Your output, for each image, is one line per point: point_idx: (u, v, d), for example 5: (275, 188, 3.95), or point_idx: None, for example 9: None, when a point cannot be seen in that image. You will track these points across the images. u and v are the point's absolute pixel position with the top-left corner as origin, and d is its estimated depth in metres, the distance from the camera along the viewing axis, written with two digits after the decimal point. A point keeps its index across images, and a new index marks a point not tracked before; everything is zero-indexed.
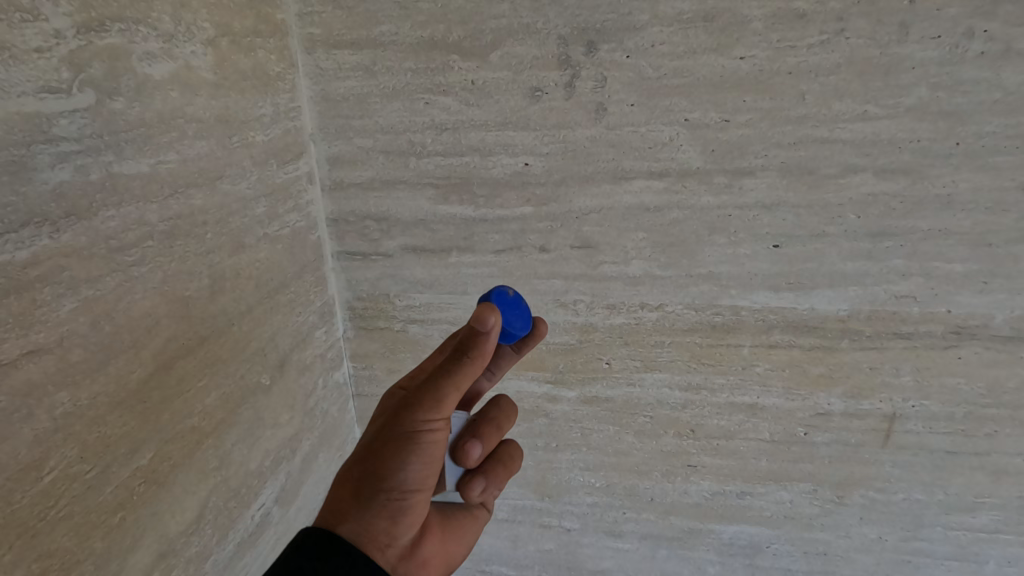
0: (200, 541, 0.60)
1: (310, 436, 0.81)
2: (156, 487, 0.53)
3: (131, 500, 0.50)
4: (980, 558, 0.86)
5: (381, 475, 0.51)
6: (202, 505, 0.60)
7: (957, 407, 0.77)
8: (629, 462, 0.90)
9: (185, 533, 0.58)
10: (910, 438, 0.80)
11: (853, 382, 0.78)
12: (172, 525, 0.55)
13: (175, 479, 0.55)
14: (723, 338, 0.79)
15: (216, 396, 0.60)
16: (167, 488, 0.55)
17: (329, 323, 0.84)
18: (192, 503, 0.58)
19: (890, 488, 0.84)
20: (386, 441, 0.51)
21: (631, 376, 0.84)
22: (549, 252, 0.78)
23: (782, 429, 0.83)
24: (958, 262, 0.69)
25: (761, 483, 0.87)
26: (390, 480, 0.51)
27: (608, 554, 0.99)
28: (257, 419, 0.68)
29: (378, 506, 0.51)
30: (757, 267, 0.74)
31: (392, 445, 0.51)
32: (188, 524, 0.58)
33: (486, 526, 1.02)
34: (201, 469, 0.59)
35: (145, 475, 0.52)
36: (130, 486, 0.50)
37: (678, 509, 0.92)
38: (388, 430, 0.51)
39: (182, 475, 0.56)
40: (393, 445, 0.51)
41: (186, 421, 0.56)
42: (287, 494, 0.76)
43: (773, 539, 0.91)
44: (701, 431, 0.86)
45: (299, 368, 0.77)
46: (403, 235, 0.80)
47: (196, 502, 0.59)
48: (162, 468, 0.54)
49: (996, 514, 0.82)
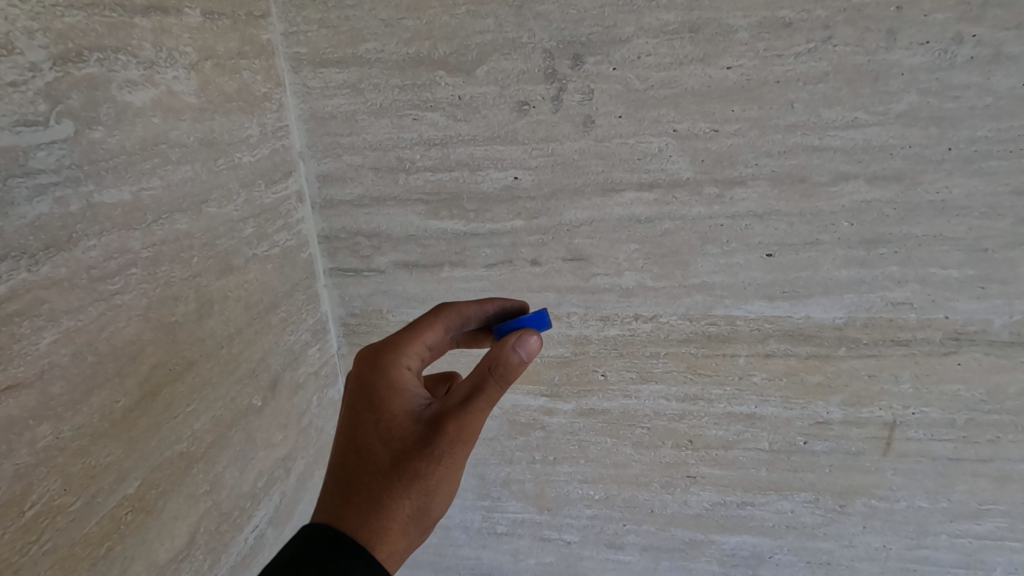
0: (192, 566, 0.60)
1: (305, 454, 0.81)
2: (145, 515, 0.53)
3: (117, 530, 0.50)
4: (987, 565, 0.85)
5: (422, 505, 0.52)
6: (193, 530, 0.60)
7: (959, 413, 0.75)
8: (628, 473, 0.89)
9: (175, 559, 0.57)
10: (911, 445, 0.79)
11: (851, 390, 0.77)
12: (161, 552, 0.55)
13: (164, 506, 0.55)
14: (719, 348, 0.78)
15: (207, 419, 0.60)
16: (157, 516, 0.54)
17: (323, 341, 0.84)
18: (183, 529, 0.58)
19: (892, 496, 0.83)
20: (429, 477, 0.52)
21: (626, 388, 0.83)
22: (540, 265, 0.77)
23: (782, 439, 0.82)
24: (954, 268, 0.69)
25: (761, 492, 0.86)
26: (431, 510, 0.53)
27: (609, 566, 0.98)
28: (249, 441, 0.68)
29: (414, 530, 0.52)
30: (749, 276, 0.73)
31: (436, 481, 0.52)
32: (178, 551, 0.58)
33: (485, 540, 1.01)
34: (191, 494, 0.59)
35: (132, 504, 0.52)
36: (117, 516, 0.50)
37: (679, 520, 0.91)
38: (431, 467, 0.52)
39: (171, 501, 0.56)
40: (436, 481, 0.52)
41: (175, 446, 0.56)
42: (280, 514, 0.76)
43: (776, 549, 0.90)
44: (700, 441, 0.85)
45: (292, 387, 0.76)
46: (394, 251, 0.80)
47: (187, 528, 0.59)
48: (150, 495, 0.54)
49: (1001, 521, 0.81)
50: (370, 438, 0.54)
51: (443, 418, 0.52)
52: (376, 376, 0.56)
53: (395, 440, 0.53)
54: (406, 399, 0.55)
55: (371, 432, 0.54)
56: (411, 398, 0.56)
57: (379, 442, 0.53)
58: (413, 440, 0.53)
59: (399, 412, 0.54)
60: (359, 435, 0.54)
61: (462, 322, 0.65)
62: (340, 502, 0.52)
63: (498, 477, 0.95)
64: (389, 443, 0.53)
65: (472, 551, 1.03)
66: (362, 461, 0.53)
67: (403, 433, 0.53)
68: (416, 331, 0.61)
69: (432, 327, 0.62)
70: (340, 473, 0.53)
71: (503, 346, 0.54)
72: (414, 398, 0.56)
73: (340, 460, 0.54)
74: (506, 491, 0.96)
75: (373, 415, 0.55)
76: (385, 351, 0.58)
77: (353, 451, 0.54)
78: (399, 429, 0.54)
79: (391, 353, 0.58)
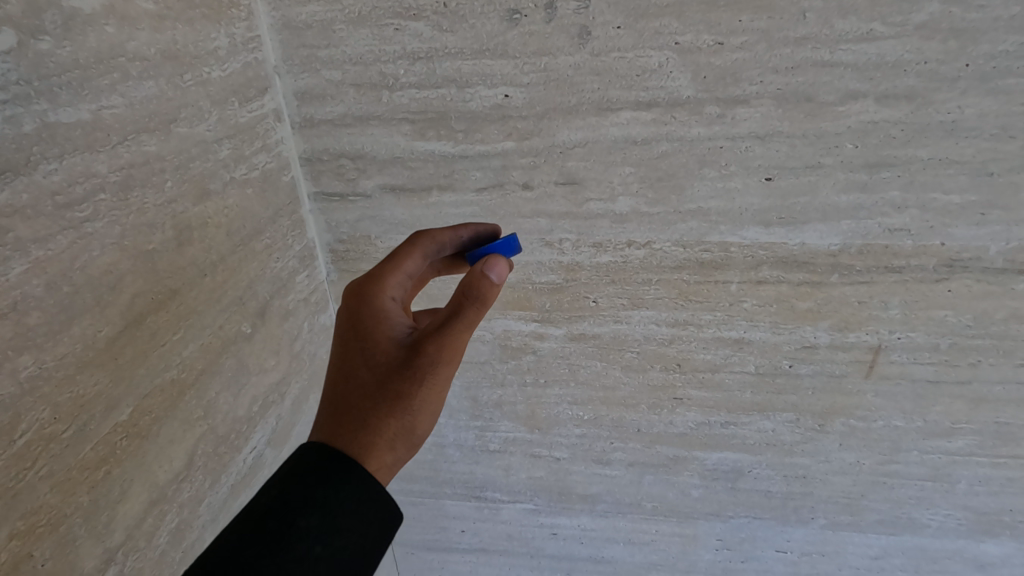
0: (192, 486, 0.59)
1: (299, 379, 0.80)
2: (140, 440, 0.53)
3: (113, 455, 0.51)
4: (952, 478, 0.91)
5: (409, 426, 0.53)
6: (191, 453, 0.58)
7: (943, 338, 0.78)
8: (617, 396, 0.92)
9: (175, 480, 0.57)
10: (894, 368, 0.82)
11: (840, 316, 0.79)
12: (160, 474, 0.55)
13: (160, 430, 0.54)
14: (712, 275, 0.78)
15: (196, 346, 0.58)
16: (151, 442, 0.54)
17: (311, 267, 0.83)
18: (180, 452, 0.57)
19: (870, 416, 0.87)
20: (412, 398, 0.52)
21: (617, 313, 0.83)
22: (532, 189, 0.75)
23: (768, 362, 0.84)
24: (956, 194, 0.67)
25: (745, 413, 0.90)
26: (417, 430, 0.53)
27: (596, 480, 1.03)
28: (241, 367, 0.66)
29: (400, 450, 0.53)
30: (746, 201, 0.72)
31: (421, 401, 0.52)
32: (177, 473, 0.57)
33: (479, 457, 1.04)
34: (187, 418, 0.57)
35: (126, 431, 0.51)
36: (112, 441, 0.50)
37: (664, 438, 0.95)
38: (414, 389, 0.52)
39: (166, 425, 0.54)
40: (420, 399, 0.52)
41: (165, 373, 0.54)
42: (279, 436, 0.75)
43: (755, 463, 0.95)
44: (688, 365, 0.86)
45: (282, 314, 0.75)
46: (380, 174, 0.77)
47: (184, 451, 0.57)
48: (144, 422, 0.53)
49: (971, 439, 0.86)
50: (356, 364, 0.54)
51: (424, 340, 0.52)
52: (362, 306, 0.57)
53: (380, 364, 0.53)
54: (391, 326, 0.55)
55: (358, 357, 0.54)
56: (395, 324, 0.55)
57: (364, 364, 0.54)
58: (396, 363, 0.53)
59: (384, 338, 0.55)
60: (346, 361, 0.55)
61: (438, 249, 0.63)
62: (330, 425, 0.53)
63: (491, 399, 0.96)
64: (373, 367, 0.53)
65: (467, 467, 1.05)
66: (349, 385, 0.53)
67: (386, 357, 0.54)
68: (399, 262, 0.60)
69: (412, 257, 0.61)
70: (329, 400, 0.54)
71: (474, 271, 0.53)
72: (398, 325, 0.56)
73: (329, 388, 0.55)
74: (498, 412, 0.97)
75: (359, 342, 0.55)
76: (368, 282, 0.58)
77: (341, 377, 0.54)
78: (384, 353, 0.54)
79: (375, 282, 0.58)
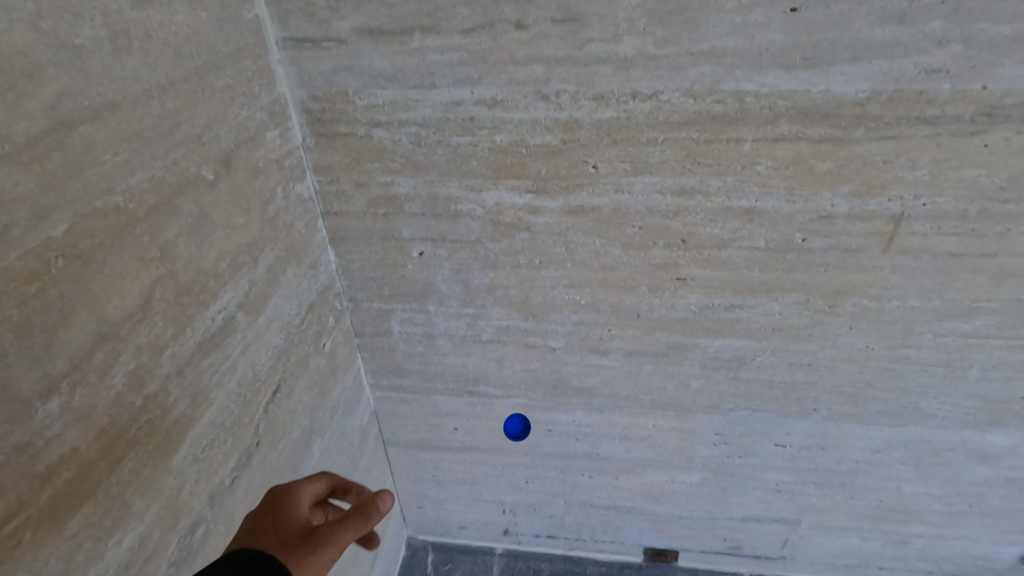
0: (153, 331, 0.53)
1: (274, 247, 0.74)
2: (81, 266, 0.45)
3: (49, 274, 0.43)
4: (965, 363, 0.87)
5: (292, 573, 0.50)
6: (147, 295, 0.52)
7: (972, 204, 0.72)
8: (616, 277, 0.86)
9: (131, 321, 0.51)
10: (915, 241, 0.76)
11: (862, 180, 0.72)
12: (111, 311, 0.48)
13: (105, 260, 0.48)
14: (724, 132, 0.71)
15: (144, 176, 0.51)
16: (97, 269, 0.47)
17: (283, 128, 0.75)
18: (135, 291, 0.51)
19: (884, 295, 0.82)
20: (299, 561, 0.50)
21: (619, 181, 0.77)
22: (526, 29, 0.67)
23: (779, 236, 0.78)
24: (1005, 23, 0.60)
25: (751, 294, 0.85)
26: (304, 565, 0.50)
27: (593, 371, 0.99)
28: (204, 216, 0.60)
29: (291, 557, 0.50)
30: (768, 39, 0.64)
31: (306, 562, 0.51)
32: (132, 313, 0.51)
33: (471, 348, 0.99)
34: (139, 256, 0.51)
35: (62, 249, 0.43)
36: (45, 257, 0.42)
37: (665, 324, 0.91)
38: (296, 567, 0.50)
39: (112, 257, 0.48)
40: (311, 561, 0.51)
41: (108, 196, 0.47)
42: (251, 303, 0.69)
43: (758, 351, 0.91)
44: (693, 240, 0.81)
45: (249, 171, 0.67)
46: (356, 13, 0.68)
47: (139, 291, 0.51)
48: (85, 245, 0.45)
49: (990, 319, 0.82)
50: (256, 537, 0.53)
51: (316, 533, 0.53)
52: (263, 509, 0.57)
53: (274, 540, 0.53)
54: (288, 526, 0.55)
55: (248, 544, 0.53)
56: (297, 520, 0.56)
57: (271, 530, 0.54)
58: (281, 550, 0.51)
59: (279, 532, 0.54)
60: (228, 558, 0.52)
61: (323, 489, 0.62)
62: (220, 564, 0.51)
63: (483, 283, 0.91)
64: (273, 543, 0.53)
65: (459, 359, 1.01)
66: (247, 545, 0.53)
67: (275, 545, 0.52)
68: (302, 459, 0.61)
69: (310, 483, 0.60)
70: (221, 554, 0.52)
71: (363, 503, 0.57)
72: (297, 524, 0.56)
73: None
74: (491, 298, 0.92)
75: (253, 531, 0.54)
76: (269, 496, 0.58)
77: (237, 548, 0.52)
78: (271, 543, 0.53)
79: (273, 494, 0.59)
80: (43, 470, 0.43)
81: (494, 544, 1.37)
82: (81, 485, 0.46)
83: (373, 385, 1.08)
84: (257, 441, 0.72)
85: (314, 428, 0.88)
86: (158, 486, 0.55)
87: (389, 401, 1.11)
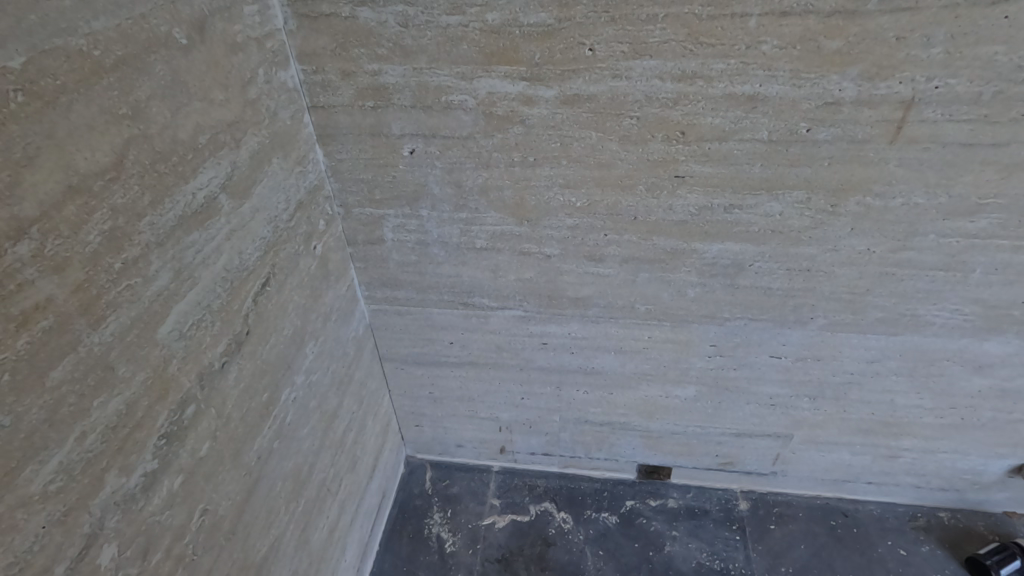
0: (127, 194, 0.51)
1: (258, 133, 0.71)
2: (43, 107, 0.43)
3: (7, 107, 0.41)
4: (968, 266, 0.86)
5: None
6: (120, 153, 0.50)
7: (987, 86, 0.69)
8: (612, 176, 0.84)
9: (103, 177, 0.49)
10: (924, 129, 0.74)
11: (872, 60, 0.69)
12: (80, 162, 0.46)
13: (69, 106, 0.45)
14: (728, 6, 0.68)
15: (108, 22, 0.48)
16: (61, 115, 0.45)
17: (264, 7, 0.72)
18: (105, 146, 0.49)
19: (889, 193, 0.80)
20: None
21: (616, 67, 0.74)
22: None
23: (783, 126, 0.76)
24: None
25: (751, 193, 0.82)
26: None
27: (588, 281, 0.98)
28: (178, 81, 0.57)
29: None
30: None
31: None
32: (103, 169, 0.49)
33: (465, 257, 0.98)
34: (108, 110, 0.49)
35: (19, 84, 0.41)
36: (2, 88, 0.40)
37: (662, 228, 0.88)
38: None
39: (77, 104, 0.46)
40: None
41: (67, 36, 0.45)
42: (236, 186, 0.67)
43: (757, 257, 0.89)
44: (693, 133, 0.78)
45: (228, 44, 0.64)
46: None
47: (111, 147, 0.49)
48: (46, 85, 0.43)
49: (996, 217, 0.80)
50: None
51: None
52: None
53: None
54: None
55: None
56: None
57: None
58: None
59: None
60: None
61: None
62: None
63: (476, 185, 0.88)
64: None
65: (453, 269, 1.00)
66: None
67: None
68: None
69: None
70: None
71: None
72: None
73: None
74: (484, 201, 0.90)
75: None
76: None
77: None
78: None
79: None
80: (19, 313, 0.43)
81: (490, 463, 1.39)
82: (60, 337, 0.46)
83: (367, 298, 1.07)
84: (247, 330, 0.71)
85: (307, 330, 0.87)
86: (144, 355, 0.55)
87: (383, 315, 1.10)
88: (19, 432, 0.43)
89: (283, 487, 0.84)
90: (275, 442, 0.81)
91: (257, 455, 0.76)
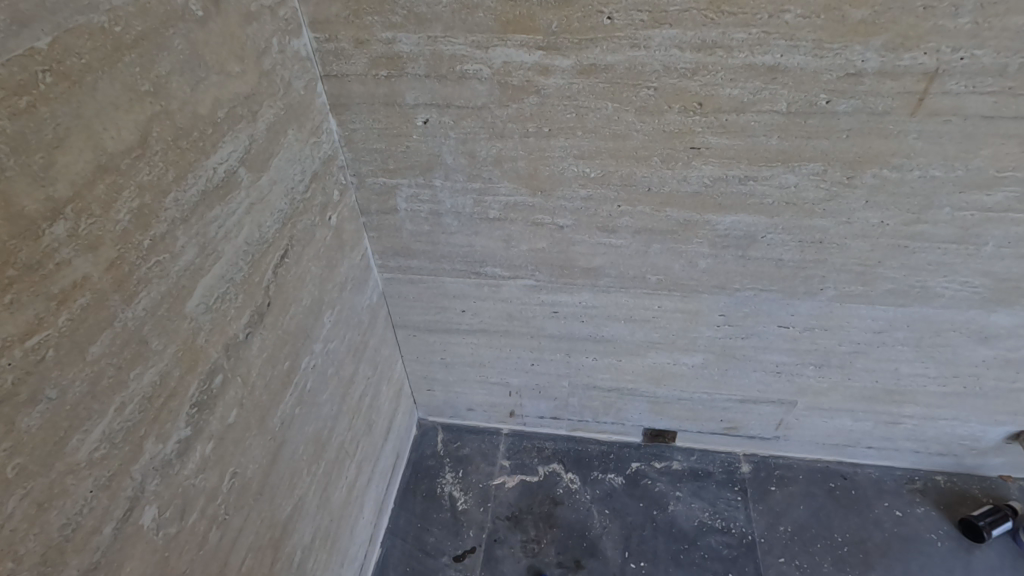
0: (152, 171, 0.52)
1: (273, 105, 0.71)
2: (70, 87, 0.44)
3: (37, 88, 0.41)
4: (980, 240, 0.86)
5: None
6: (144, 131, 0.51)
7: (1013, 58, 0.68)
8: (627, 147, 0.83)
9: (130, 155, 0.49)
10: (947, 102, 0.73)
11: (898, 30, 0.68)
12: (108, 140, 0.47)
13: (95, 85, 0.46)
14: None
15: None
16: (87, 94, 0.45)
17: None
18: (130, 124, 0.49)
19: (906, 165, 0.79)
20: None
21: (635, 36, 0.73)
22: None
23: (802, 98, 0.75)
24: None
25: (767, 165, 0.82)
26: None
27: (601, 252, 0.98)
28: (197, 56, 0.56)
29: None
30: None
31: None
32: (130, 148, 0.49)
33: (478, 227, 0.98)
34: (131, 87, 0.49)
35: (47, 65, 0.42)
36: (31, 70, 0.41)
37: (676, 200, 0.88)
38: None
39: (102, 83, 0.46)
40: None
41: (89, 12, 0.44)
42: (254, 159, 0.67)
43: (770, 229, 0.90)
44: (710, 104, 0.77)
45: (243, 14, 0.63)
46: None
47: (135, 125, 0.50)
48: (72, 64, 0.44)
49: (1013, 191, 0.80)
50: None
51: None
52: None
53: None
54: None
55: None
56: None
57: None
58: None
59: None
60: None
61: None
62: None
63: (489, 155, 0.88)
64: None
65: (465, 239, 1.01)
66: None
67: None
68: None
69: None
70: None
71: None
72: None
73: None
74: (498, 172, 0.90)
75: None
76: None
77: None
78: None
79: None
80: (58, 291, 0.44)
81: (500, 426, 1.43)
82: (98, 313, 0.48)
83: (381, 267, 1.08)
84: (268, 301, 0.73)
85: (323, 299, 0.88)
86: (175, 329, 0.57)
87: (397, 283, 1.11)
88: (65, 403, 0.46)
89: (305, 450, 0.88)
90: (296, 408, 0.83)
91: (280, 421, 0.79)
